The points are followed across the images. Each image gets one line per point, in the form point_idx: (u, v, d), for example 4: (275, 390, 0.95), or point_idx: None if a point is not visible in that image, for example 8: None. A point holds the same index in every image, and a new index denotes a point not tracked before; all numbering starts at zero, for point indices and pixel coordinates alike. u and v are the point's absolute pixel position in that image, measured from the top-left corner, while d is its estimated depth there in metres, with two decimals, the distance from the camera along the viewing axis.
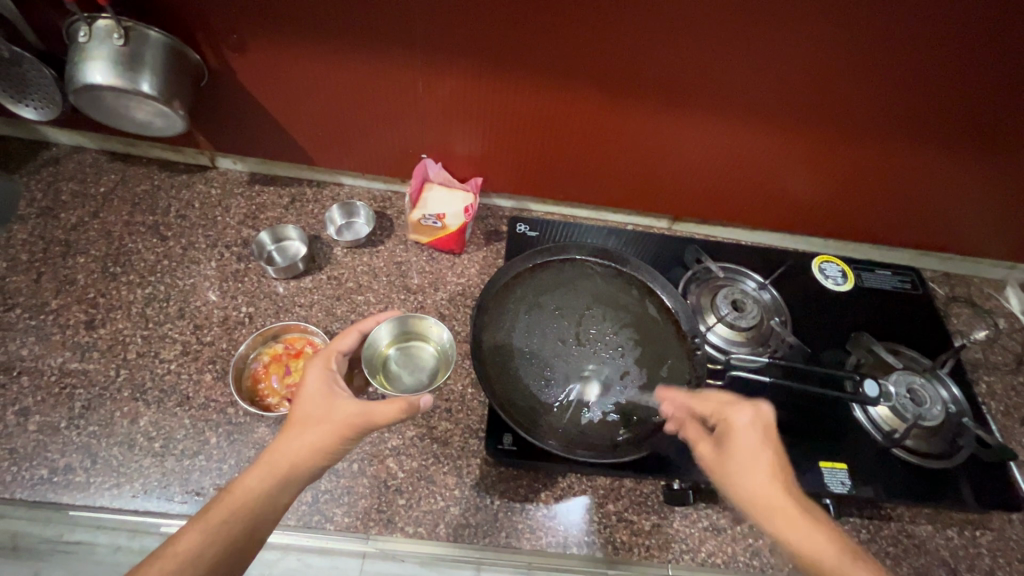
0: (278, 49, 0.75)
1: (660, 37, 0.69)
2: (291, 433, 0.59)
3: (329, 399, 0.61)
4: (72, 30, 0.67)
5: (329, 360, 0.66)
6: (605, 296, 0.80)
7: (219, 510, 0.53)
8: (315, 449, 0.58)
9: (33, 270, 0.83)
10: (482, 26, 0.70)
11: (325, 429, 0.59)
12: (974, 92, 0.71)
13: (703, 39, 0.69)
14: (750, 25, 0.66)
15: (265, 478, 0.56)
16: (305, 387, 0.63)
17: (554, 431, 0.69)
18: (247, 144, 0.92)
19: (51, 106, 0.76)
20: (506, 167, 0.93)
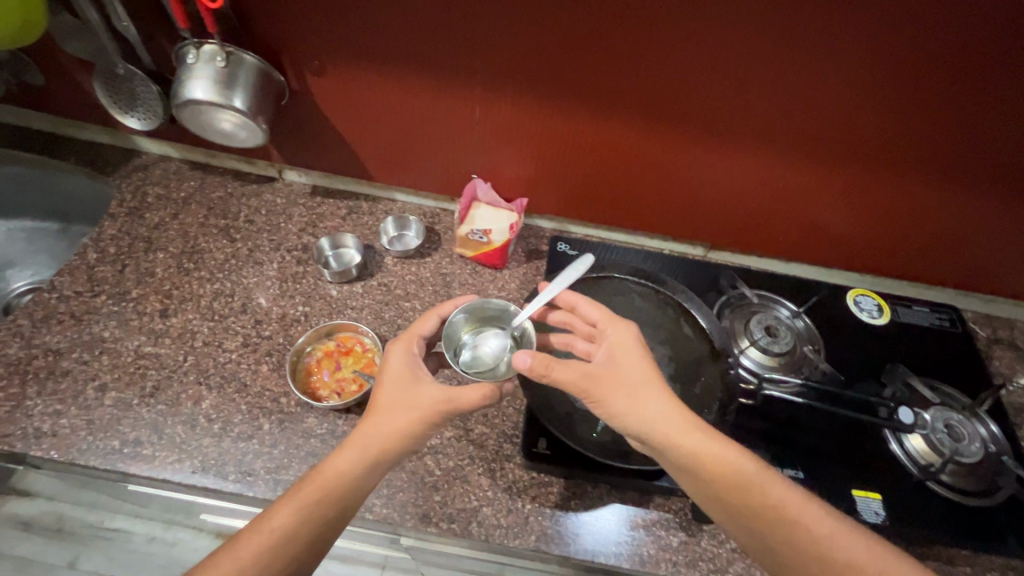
0: (355, 76, 0.84)
1: (707, 72, 0.74)
2: (378, 418, 0.63)
3: (415, 388, 0.65)
4: (181, 53, 0.76)
5: (411, 345, 0.69)
6: (640, 315, 0.79)
7: (317, 487, 0.59)
8: (400, 436, 0.63)
9: (119, 262, 0.92)
10: (542, 58, 0.77)
11: (410, 416, 0.63)
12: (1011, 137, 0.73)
13: (748, 75, 0.74)
14: (794, 63, 0.71)
15: (355, 460, 0.60)
16: (389, 372, 0.67)
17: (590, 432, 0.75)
18: (315, 159, 1.01)
19: (152, 117, 0.85)
20: (551, 189, 0.99)
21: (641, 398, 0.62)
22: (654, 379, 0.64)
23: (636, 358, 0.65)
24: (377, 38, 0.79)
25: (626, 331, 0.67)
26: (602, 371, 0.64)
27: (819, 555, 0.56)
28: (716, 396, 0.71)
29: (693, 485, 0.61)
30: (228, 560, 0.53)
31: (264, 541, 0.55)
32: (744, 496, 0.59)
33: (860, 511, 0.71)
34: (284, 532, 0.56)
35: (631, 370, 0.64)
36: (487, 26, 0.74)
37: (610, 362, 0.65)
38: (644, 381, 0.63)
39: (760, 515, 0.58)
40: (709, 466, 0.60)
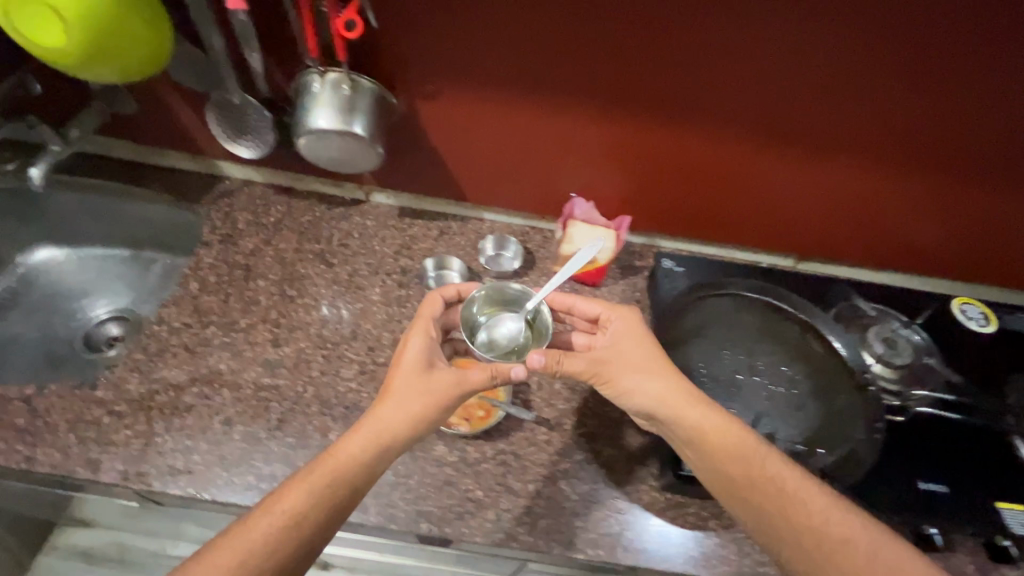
0: (469, 92, 0.84)
1: (828, 75, 0.76)
2: (391, 403, 0.66)
3: (428, 375, 0.69)
4: (307, 85, 0.75)
5: (427, 329, 0.73)
6: (768, 329, 0.79)
7: (330, 468, 0.61)
8: (411, 421, 0.66)
9: (222, 291, 0.91)
10: (662, 68, 0.78)
11: (421, 402, 0.67)
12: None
13: (869, 77, 0.76)
14: (916, 63, 0.73)
15: (365, 445, 0.63)
16: (402, 360, 0.70)
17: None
18: (409, 181, 1.00)
19: (261, 145, 0.84)
20: (646, 204, 0.99)
21: (643, 377, 0.70)
22: (657, 360, 0.72)
23: (642, 342, 0.73)
24: (498, 56, 0.79)
25: (631, 317, 0.76)
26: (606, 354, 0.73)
27: (814, 527, 0.60)
28: (859, 417, 0.71)
29: (699, 461, 0.66)
30: (245, 539, 0.55)
31: (276, 517, 0.57)
32: (745, 472, 0.63)
33: (1008, 524, 0.72)
34: (297, 511, 0.58)
35: (635, 353, 0.72)
36: (613, 37, 0.76)
37: (615, 345, 0.73)
38: (645, 361, 0.71)
39: (755, 488, 0.63)
40: (710, 444, 0.66)
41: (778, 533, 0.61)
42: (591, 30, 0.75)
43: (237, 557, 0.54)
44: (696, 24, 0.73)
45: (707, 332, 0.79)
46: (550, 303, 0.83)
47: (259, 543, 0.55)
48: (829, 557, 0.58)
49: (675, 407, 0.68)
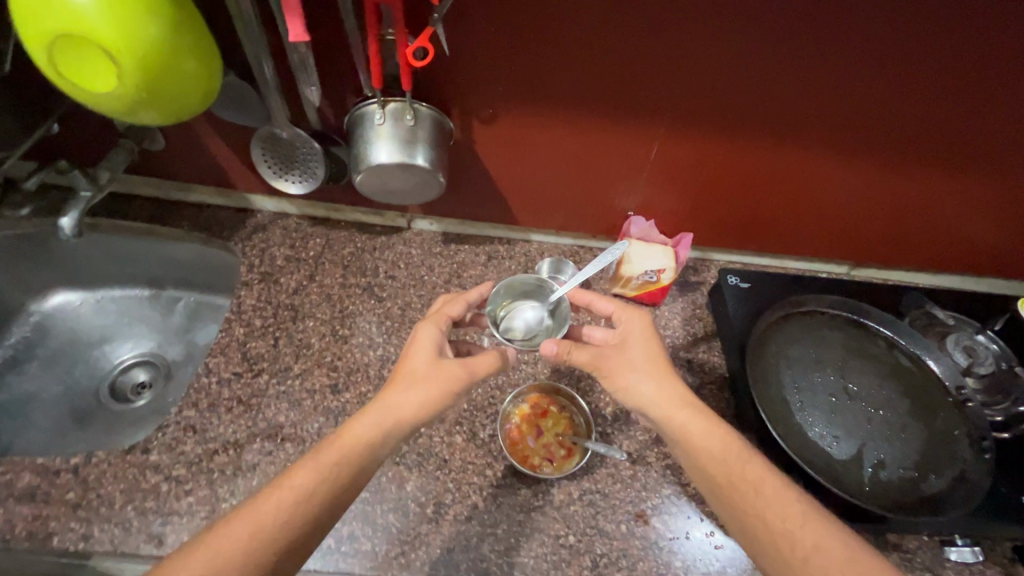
0: (537, 122, 0.79)
1: (923, 99, 0.73)
2: (396, 390, 0.62)
3: (438, 363, 0.64)
4: (368, 117, 0.70)
5: (440, 321, 0.69)
6: (855, 346, 0.76)
7: (338, 452, 0.57)
8: (415, 413, 0.62)
9: (269, 335, 0.86)
10: (747, 97, 0.75)
11: (428, 387, 0.62)
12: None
13: (966, 101, 0.73)
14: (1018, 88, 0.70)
15: (373, 427, 0.60)
16: (413, 345, 0.66)
17: (864, 489, 0.64)
18: (456, 207, 0.96)
19: (311, 178, 0.79)
20: (706, 221, 0.97)
21: (643, 380, 0.67)
22: (662, 364, 0.69)
23: (651, 342, 0.71)
24: (573, 88, 0.74)
25: (640, 323, 0.72)
26: (609, 353, 0.70)
27: (786, 532, 0.56)
28: (962, 432, 0.68)
29: (689, 461, 0.64)
30: (251, 516, 0.52)
31: (285, 498, 0.53)
32: (727, 474, 0.61)
33: None
34: (301, 494, 0.54)
35: (638, 355, 0.69)
36: (702, 70, 0.71)
37: (621, 346, 0.71)
38: (647, 364, 0.68)
39: (733, 489, 0.60)
40: (694, 446, 0.63)
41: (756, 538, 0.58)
42: (680, 63, 0.70)
43: (243, 532, 0.51)
44: (793, 56, 0.69)
45: (795, 353, 0.74)
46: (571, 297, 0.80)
47: (267, 513, 0.52)
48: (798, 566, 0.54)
49: (665, 411, 0.65)
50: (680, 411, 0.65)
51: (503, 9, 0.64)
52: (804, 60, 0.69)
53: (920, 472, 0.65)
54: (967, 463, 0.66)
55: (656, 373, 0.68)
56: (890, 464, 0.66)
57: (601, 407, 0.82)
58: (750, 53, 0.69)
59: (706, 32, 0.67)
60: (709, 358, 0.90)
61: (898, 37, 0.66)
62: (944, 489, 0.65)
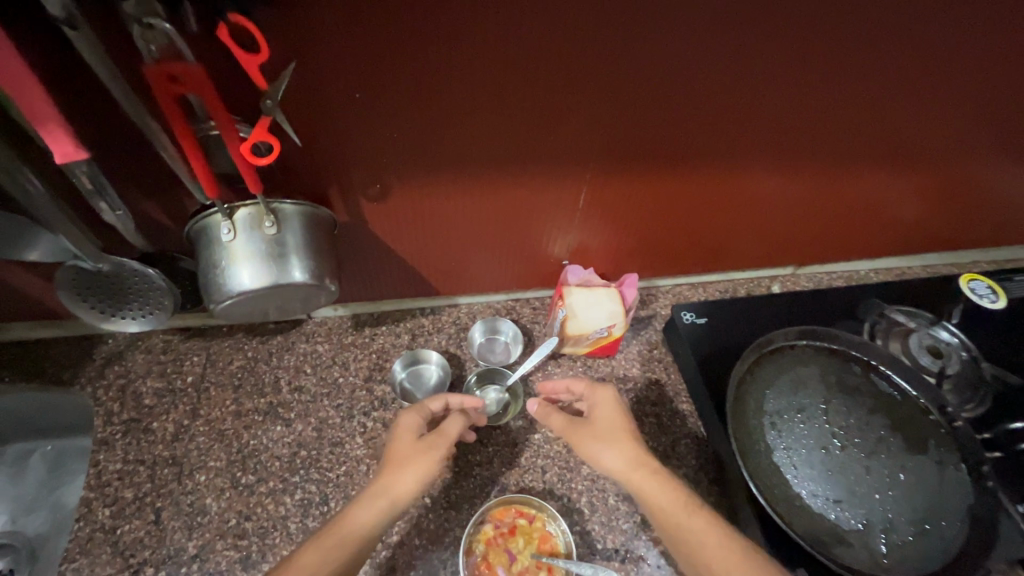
0: (440, 187, 0.65)
1: (860, 100, 0.66)
2: (385, 475, 0.59)
3: (419, 439, 0.62)
4: (213, 232, 0.53)
5: (421, 410, 0.66)
6: (834, 380, 0.69)
7: (332, 534, 0.55)
8: (410, 490, 0.59)
9: (147, 509, 0.67)
10: (682, 123, 0.64)
11: (414, 461, 0.60)
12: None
13: (905, 95, 0.66)
14: (956, 75, 0.65)
15: (367, 508, 0.57)
16: (395, 432, 0.64)
17: (880, 562, 0.58)
18: (362, 289, 0.80)
19: (159, 310, 0.59)
20: (648, 252, 0.87)
21: (606, 450, 0.62)
22: (624, 433, 0.63)
23: (617, 417, 0.65)
24: (480, 145, 0.60)
25: (608, 394, 0.67)
26: (578, 425, 0.65)
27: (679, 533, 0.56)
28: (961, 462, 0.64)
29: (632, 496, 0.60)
30: None
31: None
32: (652, 501, 0.58)
33: None
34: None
35: (602, 424, 0.65)
36: (627, 101, 0.59)
37: (589, 418, 0.66)
38: (613, 434, 0.63)
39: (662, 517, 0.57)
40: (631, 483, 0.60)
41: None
42: (602, 98, 0.58)
43: None
44: (727, 73, 0.59)
45: (773, 404, 0.67)
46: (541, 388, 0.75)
47: None
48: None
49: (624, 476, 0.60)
50: (616, 449, 0.62)
51: (369, 72, 0.49)
52: (740, 76, 0.60)
53: (930, 521, 0.60)
54: (974, 497, 0.62)
55: (615, 427, 0.64)
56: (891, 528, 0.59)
57: (574, 499, 0.72)
58: (681, 78, 0.58)
59: (626, 61, 0.55)
60: (678, 407, 0.81)
61: (835, 40, 0.58)
62: (956, 538, 0.59)
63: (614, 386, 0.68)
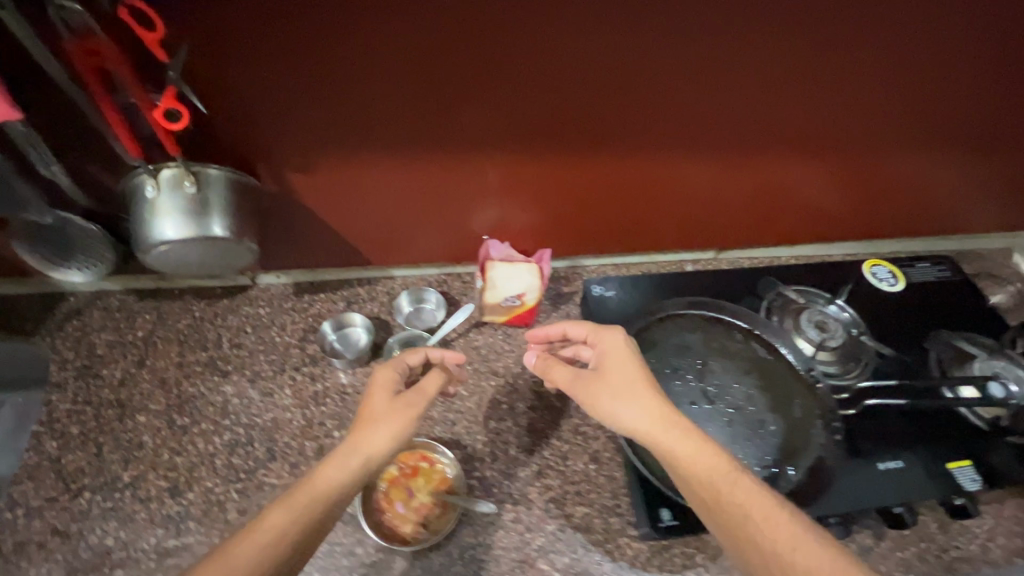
0: (356, 158, 0.72)
1: (742, 82, 0.74)
2: (362, 431, 0.60)
3: (395, 397, 0.64)
4: (137, 187, 0.61)
5: (398, 365, 0.69)
6: (713, 345, 0.76)
7: (298, 494, 0.55)
8: (387, 445, 0.60)
9: (89, 442, 0.74)
10: (577, 103, 0.72)
11: (393, 418, 0.61)
12: (999, 95, 0.82)
13: (784, 78, 0.74)
14: (825, 62, 0.73)
15: (342, 465, 0.57)
16: (371, 390, 0.65)
17: None
18: (298, 256, 0.87)
19: (101, 261, 0.68)
20: (569, 230, 0.94)
21: (623, 405, 0.61)
22: (643, 384, 0.62)
23: (629, 365, 0.64)
24: (389, 119, 0.68)
25: (616, 341, 0.66)
26: (589, 378, 0.65)
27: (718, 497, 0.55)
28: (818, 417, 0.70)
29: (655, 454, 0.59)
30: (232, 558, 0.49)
31: (252, 545, 0.50)
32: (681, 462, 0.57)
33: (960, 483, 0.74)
34: (269, 541, 0.51)
35: (614, 376, 0.63)
36: (521, 76, 0.67)
37: (599, 370, 0.65)
38: (630, 387, 0.62)
39: (703, 484, 0.56)
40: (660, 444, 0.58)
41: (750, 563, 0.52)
42: (498, 76, 0.67)
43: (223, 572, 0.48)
44: (607, 54, 0.67)
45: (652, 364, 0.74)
46: (531, 336, 0.77)
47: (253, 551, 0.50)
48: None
49: (649, 434, 0.59)
50: (632, 404, 0.61)
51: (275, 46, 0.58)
52: (621, 59, 0.68)
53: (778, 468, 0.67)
54: (824, 448, 0.68)
55: (631, 378, 0.63)
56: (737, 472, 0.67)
57: (478, 449, 0.79)
58: (567, 57, 0.66)
59: (513, 39, 0.63)
60: None
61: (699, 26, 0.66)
62: (797, 481, 0.66)
63: (622, 330, 0.68)
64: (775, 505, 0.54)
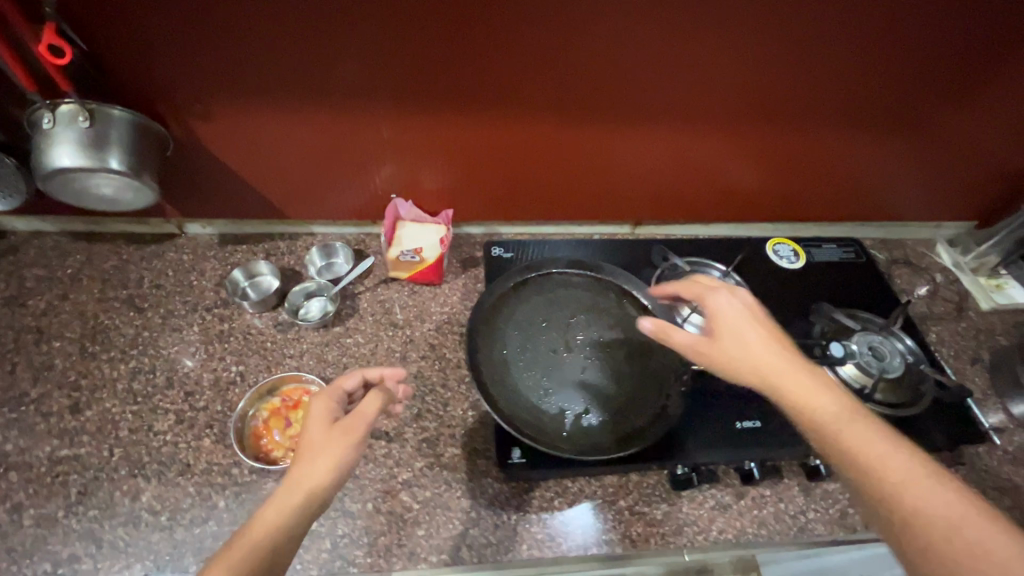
0: (259, 107, 0.79)
1: (623, 49, 0.78)
2: (299, 471, 0.54)
3: (332, 429, 0.57)
4: (37, 120, 0.67)
5: (333, 394, 0.62)
6: (587, 302, 0.82)
7: (236, 554, 0.48)
8: (325, 486, 0.53)
9: (6, 361, 0.81)
10: (465, 62, 0.77)
11: (329, 455, 0.55)
12: (892, 75, 0.85)
13: (665, 47, 0.78)
14: (706, 33, 0.77)
15: (282, 514, 0.51)
16: (306, 423, 0.58)
17: (561, 436, 0.71)
18: (218, 206, 0.93)
19: (16, 193, 0.75)
20: (480, 195, 0.99)
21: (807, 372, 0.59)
22: (775, 343, 0.61)
23: (747, 326, 0.63)
24: (284, 68, 0.74)
25: (728, 302, 0.64)
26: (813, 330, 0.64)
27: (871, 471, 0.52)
28: (671, 369, 0.77)
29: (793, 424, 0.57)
30: None
31: None
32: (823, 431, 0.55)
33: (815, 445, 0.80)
34: None
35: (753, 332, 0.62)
36: (403, 33, 0.72)
37: (713, 332, 0.63)
38: (771, 344, 0.61)
39: (856, 455, 0.53)
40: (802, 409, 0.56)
41: (865, 496, 0.52)
42: (382, 32, 0.72)
43: None
44: (483, 16, 0.72)
45: (523, 314, 0.80)
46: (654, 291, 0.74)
47: None
48: (905, 519, 0.49)
49: (801, 395, 0.57)
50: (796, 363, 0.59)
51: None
52: (499, 20, 0.73)
53: (622, 414, 0.73)
54: (669, 400, 0.75)
55: (753, 340, 0.61)
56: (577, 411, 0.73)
57: None
58: (446, 16, 0.71)
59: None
60: None
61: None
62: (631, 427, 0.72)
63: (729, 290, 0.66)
64: (906, 462, 0.52)
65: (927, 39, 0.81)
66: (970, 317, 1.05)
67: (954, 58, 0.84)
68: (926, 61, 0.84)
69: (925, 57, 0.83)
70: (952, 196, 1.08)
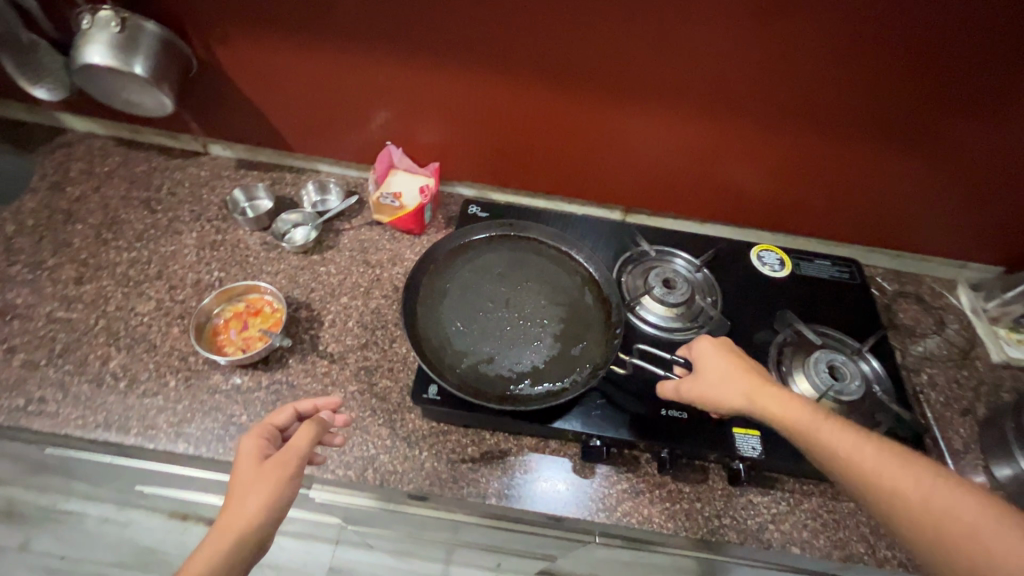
0: (273, 39, 0.86)
1: (611, 22, 0.78)
2: (227, 512, 0.57)
3: (260, 467, 0.60)
4: (78, 19, 0.78)
5: (263, 432, 0.64)
6: (547, 275, 0.84)
7: None
8: (253, 525, 0.56)
9: (36, 233, 0.94)
10: (459, 19, 0.81)
11: (258, 495, 0.58)
12: (917, 90, 0.80)
13: (655, 25, 0.78)
14: (696, 15, 0.76)
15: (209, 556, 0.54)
16: (236, 461, 0.61)
17: (453, 371, 0.73)
18: (236, 131, 1.03)
19: (61, 87, 0.88)
20: (473, 156, 1.02)
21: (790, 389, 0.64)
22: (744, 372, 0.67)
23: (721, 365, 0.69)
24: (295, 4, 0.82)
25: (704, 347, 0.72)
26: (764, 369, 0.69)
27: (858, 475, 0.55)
28: (593, 359, 0.76)
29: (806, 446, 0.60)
30: None
31: None
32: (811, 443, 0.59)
33: (738, 447, 0.78)
34: None
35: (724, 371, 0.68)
36: None
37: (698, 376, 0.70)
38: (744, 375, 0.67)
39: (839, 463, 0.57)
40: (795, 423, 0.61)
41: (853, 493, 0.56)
42: None
43: None
44: None
45: (480, 264, 0.84)
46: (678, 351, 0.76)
47: None
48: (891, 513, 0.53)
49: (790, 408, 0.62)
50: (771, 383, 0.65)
51: None
52: None
53: (518, 377, 0.74)
54: (575, 382, 0.74)
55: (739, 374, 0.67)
56: (498, 361, 0.74)
57: (322, 314, 0.89)
58: None
59: None
60: None
61: None
62: (530, 393, 0.73)
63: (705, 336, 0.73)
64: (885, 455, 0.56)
65: (944, 51, 0.75)
66: (975, 366, 0.96)
67: (983, 79, 0.77)
68: (958, 80, 0.78)
69: (957, 74, 0.77)
70: (980, 235, 0.99)
